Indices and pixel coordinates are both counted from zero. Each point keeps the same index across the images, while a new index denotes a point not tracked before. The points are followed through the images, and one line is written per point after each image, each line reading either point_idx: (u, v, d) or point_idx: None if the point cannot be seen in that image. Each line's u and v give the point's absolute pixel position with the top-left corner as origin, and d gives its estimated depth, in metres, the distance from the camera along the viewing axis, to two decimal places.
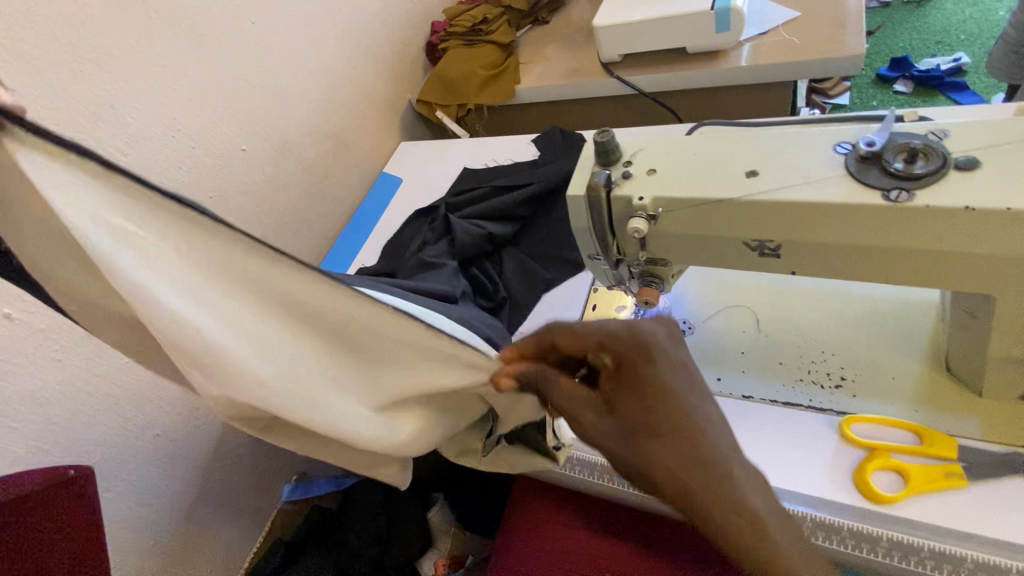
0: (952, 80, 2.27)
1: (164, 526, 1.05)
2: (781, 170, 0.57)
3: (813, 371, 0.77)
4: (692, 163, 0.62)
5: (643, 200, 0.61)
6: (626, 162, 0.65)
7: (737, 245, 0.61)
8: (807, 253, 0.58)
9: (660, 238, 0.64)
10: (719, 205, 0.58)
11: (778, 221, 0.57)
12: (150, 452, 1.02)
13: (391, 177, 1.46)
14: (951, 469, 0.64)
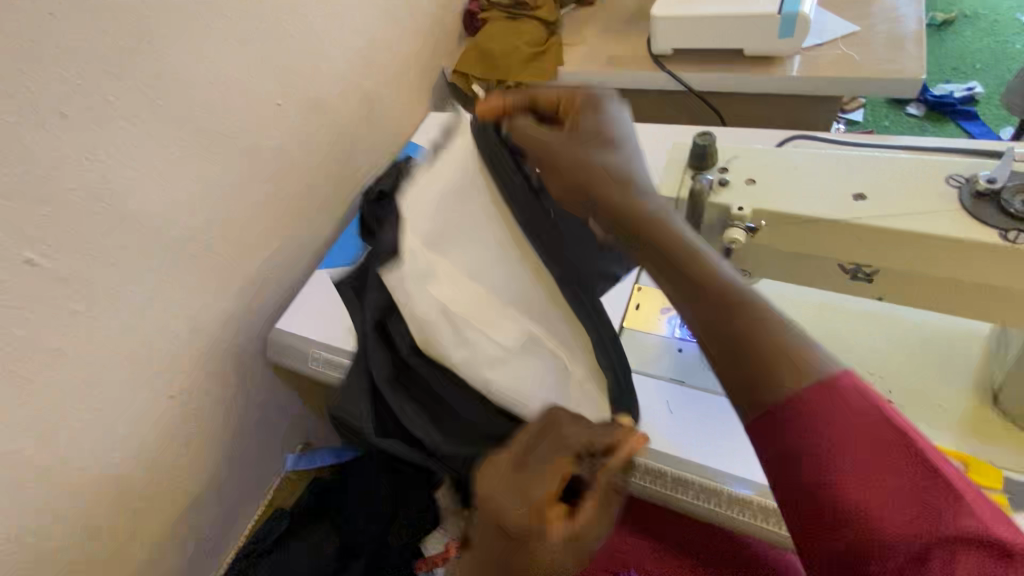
0: (964, 108, 2.21)
1: (161, 484, 1.03)
2: (888, 197, 0.56)
3: None
4: (794, 178, 0.61)
5: (743, 210, 0.60)
6: (723, 168, 0.63)
7: (831, 266, 0.60)
8: (902, 282, 0.58)
9: (751, 250, 0.63)
10: (824, 225, 0.57)
11: (880, 247, 0.57)
12: (160, 411, 1.00)
13: (420, 149, 1.41)
14: (998, 499, 0.66)
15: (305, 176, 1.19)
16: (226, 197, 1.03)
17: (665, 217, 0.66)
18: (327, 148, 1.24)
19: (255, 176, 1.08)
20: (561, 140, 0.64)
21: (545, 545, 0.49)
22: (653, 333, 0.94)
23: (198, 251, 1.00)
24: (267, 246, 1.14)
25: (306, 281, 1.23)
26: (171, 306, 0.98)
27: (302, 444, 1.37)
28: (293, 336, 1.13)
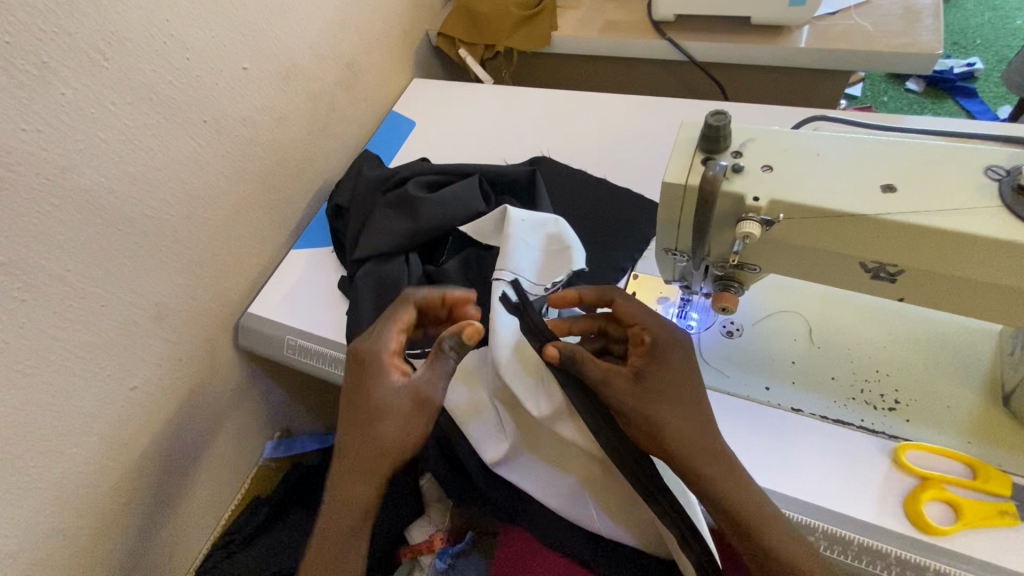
0: (963, 85, 2.14)
1: (131, 479, 0.98)
2: (920, 190, 0.51)
3: (867, 391, 0.75)
4: (815, 167, 0.55)
5: (759, 201, 0.54)
6: (736, 153, 0.57)
7: (852, 264, 0.55)
8: (928, 283, 0.54)
9: (764, 245, 0.58)
10: (847, 220, 0.52)
11: (906, 245, 0.51)
12: (125, 404, 0.94)
13: (403, 119, 1.32)
14: (1006, 508, 0.63)
15: (277, 151, 1.10)
16: (188, 173, 0.94)
17: (671, 206, 0.60)
18: (300, 118, 1.14)
19: (220, 150, 0.99)
20: (631, 376, 0.66)
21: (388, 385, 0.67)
22: None
23: (159, 232, 0.92)
24: (236, 225, 1.06)
25: (281, 262, 1.16)
26: (130, 292, 0.90)
27: (280, 430, 1.31)
28: (268, 323, 1.06)
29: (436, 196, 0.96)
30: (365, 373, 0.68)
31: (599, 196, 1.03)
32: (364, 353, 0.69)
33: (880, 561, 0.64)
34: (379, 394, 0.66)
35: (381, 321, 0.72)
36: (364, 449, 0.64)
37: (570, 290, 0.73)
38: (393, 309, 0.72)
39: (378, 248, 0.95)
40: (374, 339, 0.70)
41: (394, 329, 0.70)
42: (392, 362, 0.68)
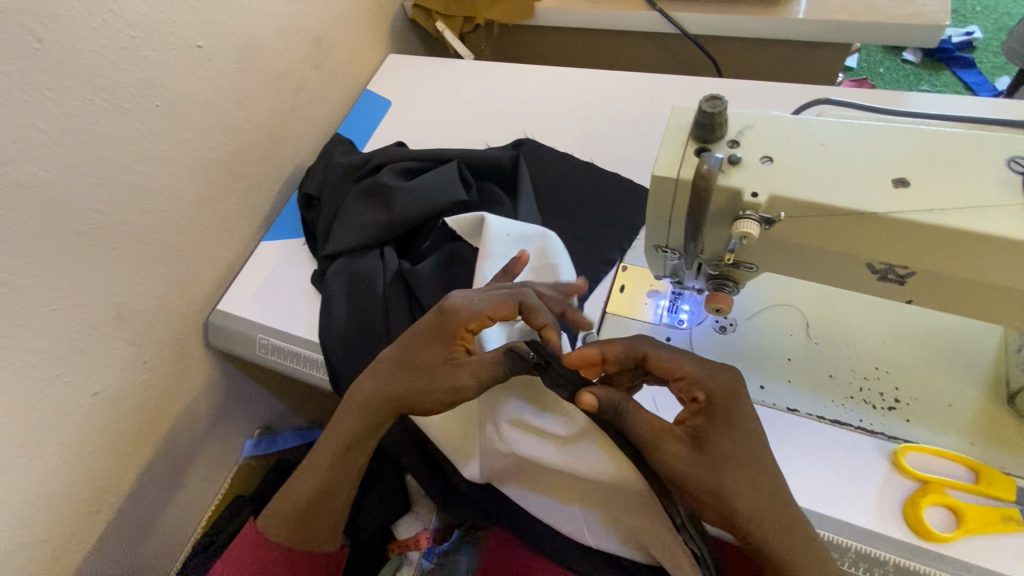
0: (961, 54, 2.08)
1: (101, 491, 0.91)
2: (935, 184, 0.46)
3: (865, 389, 0.72)
4: (820, 158, 0.49)
5: (758, 197, 0.49)
6: (732, 142, 0.52)
7: (857, 264, 0.51)
8: (939, 285, 0.49)
9: (762, 243, 0.53)
10: (855, 218, 0.47)
11: (918, 246, 0.47)
12: (88, 411, 0.85)
13: (378, 99, 1.23)
14: (1011, 513, 0.61)
15: (241, 135, 1.01)
16: (142, 161, 0.86)
17: (661, 201, 0.55)
18: (265, 99, 1.05)
19: (177, 136, 0.90)
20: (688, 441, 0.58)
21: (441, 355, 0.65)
22: (637, 318, 0.82)
23: (113, 225, 0.83)
24: (200, 217, 0.97)
25: (252, 254, 1.06)
26: (82, 295, 0.82)
27: (261, 426, 1.24)
28: (238, 321, 0.98)
29: (411, 186, 0.90)
30: (433, 337, 0.66)
31: (587, 182, 0.97)
32: (449, 314, 0.65)
33: (876, 568, 0.62)
34: (432, 365, 0.65)
35: (483, 294, 0.66)
36: (388, 397, 0.66)
37: (592, 346, 0.64)
38: (501, 298, 0.66)
39: (351, 241, 0.89)
40: (466, 307, 0.64)
41: (486, 309, 0.65)
42: (463, 336, 0.65)
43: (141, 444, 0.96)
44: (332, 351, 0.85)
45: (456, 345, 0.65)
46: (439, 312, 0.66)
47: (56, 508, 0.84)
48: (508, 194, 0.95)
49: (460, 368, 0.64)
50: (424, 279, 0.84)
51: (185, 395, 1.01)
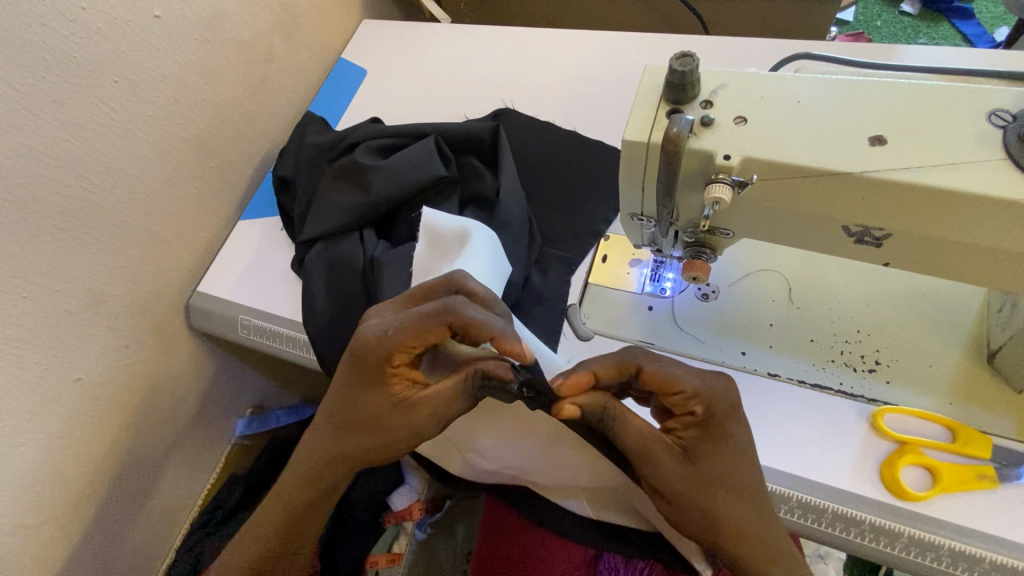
0: (960, 5, 2.00)
1: (92, 479, 0.90)
2: (913, 142, 0.45)
3: (847, 352, 0.71)
4: (796, 118, 0.47)
5: (730, 159, 0.47)
6: (706, 103, 0.50)
7: (833, 227, 0.49)
8: (915, 247, 0.48)
9: (736, 207, 0.51)
10: (830, 179, 0.46)
11: (893, 207, 0.45)
12: (70, 401, 0.83)
13: (354, 69, 1.18)
14: (986, 470, 0.62)
15: (211, 110, 0.95)
16: (107, 140, 0.80)
17: (633, 167, 0.53)
18: (235, 70, 0.98)
19: (142, 112, 0.84)
20: (680, 458, 0.53)
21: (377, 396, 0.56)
22: (620, 289, 0.80)
23: (81, 209, 0.79)
24: (173, 197, 0.92)
25: (230, 234, 1.03)
26: (55, 285, 0.78)
27: (251, 406, 1.24)
28: (220, 302, 0.96)
29: (387, 162, 0.87)
30: (361, 382, 0.56)
31: (571, 152, 0.94)
32: (364, 357, 0.54)
33: (852, 528, 0.62)
34: (376, 415, 0.56)
35: (400, 319, 0.53)
36: (338, 458, 0.59)
37: (581, 369, 0.54)
38: (425, 320, 0.51)
39: (329, 224, 0.87)
40: (382, 345, 0.53)
41: (408, 337, 0.52)
42: (395, 372, 0.55)
43: (129, 431, 0.95)
44: (316, 340, 0.83)
45: (394, 384, 0.56)
46: (353, 351, 0.55)
47: (46, 498, 0.83)
48: (488, 166, 0.92)
49: (411, 409, 0.56)
50: (404, 261, 0.81)
51: (170, 379, 1.00)
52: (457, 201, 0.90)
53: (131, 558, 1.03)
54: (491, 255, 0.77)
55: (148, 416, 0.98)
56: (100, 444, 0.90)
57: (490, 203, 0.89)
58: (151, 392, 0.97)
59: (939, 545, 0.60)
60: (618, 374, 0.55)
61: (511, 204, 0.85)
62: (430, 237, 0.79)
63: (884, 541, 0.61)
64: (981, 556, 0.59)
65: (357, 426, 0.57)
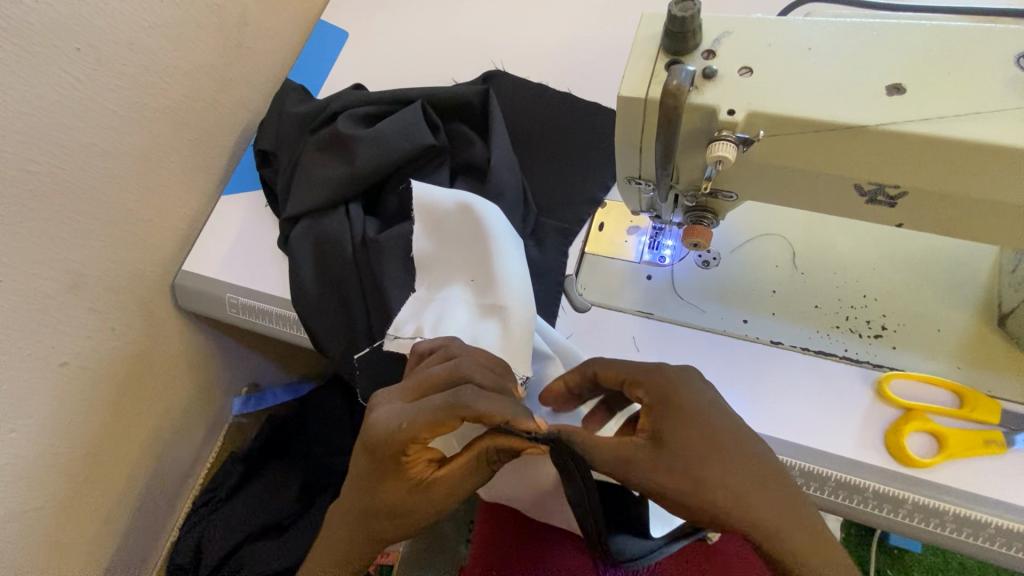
0: None
1: (88, 463, 0.89)
2: (933, 89, 0.41)
3: (852, 318, 0.69)
4: (808, 68, 0.43)
5: (734, 114, 0.44)
6: (707, 53, 0.46)
7: (844, 185, 0.46)
8: (933, 205, 0.45)
9: (741, 167, 0.48)
10: (843, 133, 0.42)
11: (911, 162, 0.42)
12: (60, 384, 0.81)
13: (334, 30, 1.11)
14: (994, 436, 0.60)
15: (185, 78, 0.89)
16: (74, 112, 0.75)
17: (630, 127, 0.49)
18: (209, 33, 0.92)
19: (110, 80, 0.79)
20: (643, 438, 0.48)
21: (397, 485, 0.50)
22: (618, 258, 0.78)
23: (54, 186, 0.75)
24: (150, 172, 0.88)
25: (212, 211, 0.99)
26: (31, 267, 0.74)
27: (246, 385, 1.22)
28: (206, 281, 0.93)
29: (373, 131, 0.82)
30: (375, 473, 0.49)
31: (564, 116, 0.89)
32: (377, 450, 0.47)
33: (855, 496, 0.61)
34: (395, 501, 0.50)
35: (410, 410, 0.46)
36: (364, 546, 0.53)
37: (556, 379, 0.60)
38: (434, 415, 0.44)
39: (313, 198, 0.82)
40: (394, 441, 0.46)
41: (421, 431, 0.45)
42: (409, 460, 0.48)
43: (121, 414, 0.93)
44: (308, 322, 0.80)
45: (409, 470, 0.49)
46: (366, 443, 0.48)
47: (42, 483, 0.82)
48: (479, 133, 0.88)
49: (432, 490, 0.50)
50: (394, 241, 0.77)
51: (160, 361, 0.98)
52: (448, 171, 0.86)
53: (134, 537, 1.03)
54: (492, 237, 0.73)
55: (141, 398, 0.96)
56: (94, 429, 0.88)
57: (481, 171, 0.85)
58: (143, 374, 0.95)
59: (943, 512, 0.59)
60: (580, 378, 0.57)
61: (503, 174, 0.81)
62: (427, 216, 0.75)
63: (888, 507, 0.60)
64: (986, 522, 0.58)
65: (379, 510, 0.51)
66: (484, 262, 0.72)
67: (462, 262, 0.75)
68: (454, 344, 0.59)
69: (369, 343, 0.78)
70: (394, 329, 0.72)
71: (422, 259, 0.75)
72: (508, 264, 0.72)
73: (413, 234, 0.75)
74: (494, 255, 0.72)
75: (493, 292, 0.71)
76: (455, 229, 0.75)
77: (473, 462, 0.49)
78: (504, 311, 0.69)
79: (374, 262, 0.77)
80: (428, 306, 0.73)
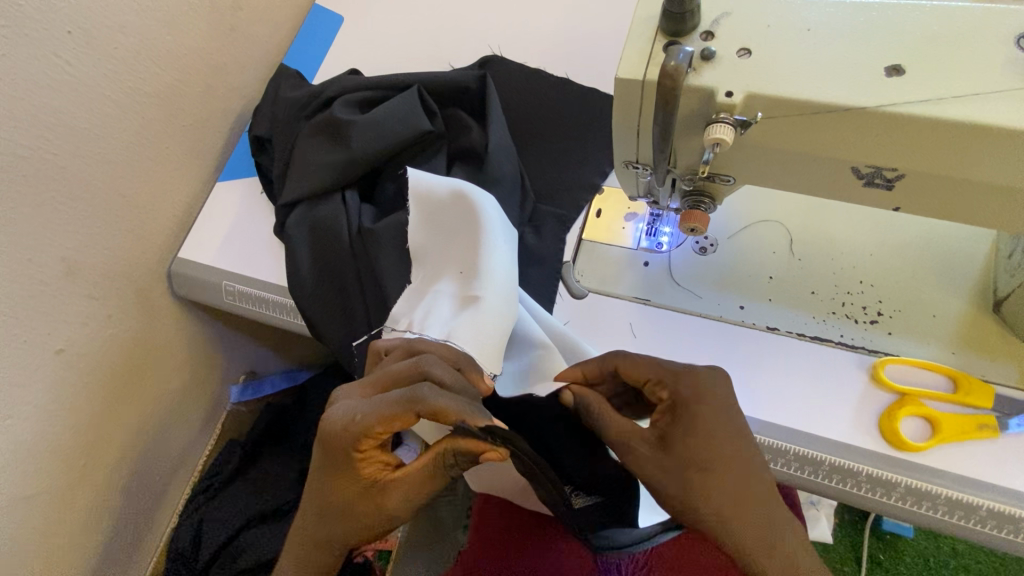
0: None
1: (85, 448, 0.89)
2: (934, 70, 0.41)
3: (848, 303, 0.69)
4: (807, 49, 0.43)
5: (732, 97, 0.43)
6: (706, 34, 0.45)
7: (842, 169, 0.46)
8: (930, 188, 0.45)
9: (738, 151, 0.48)
10: (841, 115, 0.42)
11: (908, 145, 0.42)
12: (56, 371, 0.81)
13: (329, 14, 1.10)
14: (987, 420, 0.61)
15: (178, 62, 0.88)
16: (66, 96, 0.74)
17: (627, 110, 0.48)
18: (202, 16, 0.90)
19: (101, 63, 0.77)
20: (653, 445, 0.50)
21: (352, 483, 0.51)
22: (615, 245, 0.78)
23: (47, 172, 0.74)
24: (144, 158, 0.87)
25: (208, 198, 0.98)
26: (25, 254, 0.74)
27: (245, 373, 1.22)
28: (202, 268, 0.93)
29: (368, 116, 0.81)
30: (330, 469, 0.51)
31: (563, 102, 0.89)
32: (332, 445, 0.48)
33: (848, 480, 0.62)
34: (348, 499, 0.52)
35: (367, 404, 0.47)
36: (308, 543, 0.54)
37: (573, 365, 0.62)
38: (386, 411, 0.45)
39: (308, 184, 0.82)
40: (349, 436, 0.47)
41: (373, 425, 0.46)
42: (363, 458, 0.49)
43: (118, 401, 0.93)
44: (306, 311, 0.79)
45: (363, 469, 0.50)
46: (320, 437, 0.49)
47: (40, 469, 0.82)
48: (477, 119, 0.87)
49: (384, 493, 0.51)
50: (391, 229, 0.76)
51: (157, 348, 0.97)
52: (445, 157, 0.85)
53: (135, 522, 1.04)
54: (484, 224, 0.72)
55: (139, 386, 0.96)
56: (92, 417, 0.88)
57: (478, 157, 0.84)
58: (140, 362, 0.95)
59: (935, 494, 0.59)
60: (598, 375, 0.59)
61: (501, 161, 0.80)
62: (419, 203, 0.75)
63: (880, 491, 0.61)
64: (978, 505, 0.59)
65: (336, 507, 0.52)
66: (472, 252, 0.71)
67: (452, 254, 0.73)
68: (415, 341, 0.61)
69: (367, 331, 0.77)
70: (389, 323, 0.72)
71: (416, 249, 0.75)
72: (497, 253, 0.71)
73: (408, 224, 0.75)
74: (485, 244, 0.71)
75: (478, 282, 0.69)
76: (449, 218, 0.74)
77: (428, 465, 0.50)
78: (490, 302, 0.68)
79: (371, 251, 0.77)
80: (420, 300, 0.72)
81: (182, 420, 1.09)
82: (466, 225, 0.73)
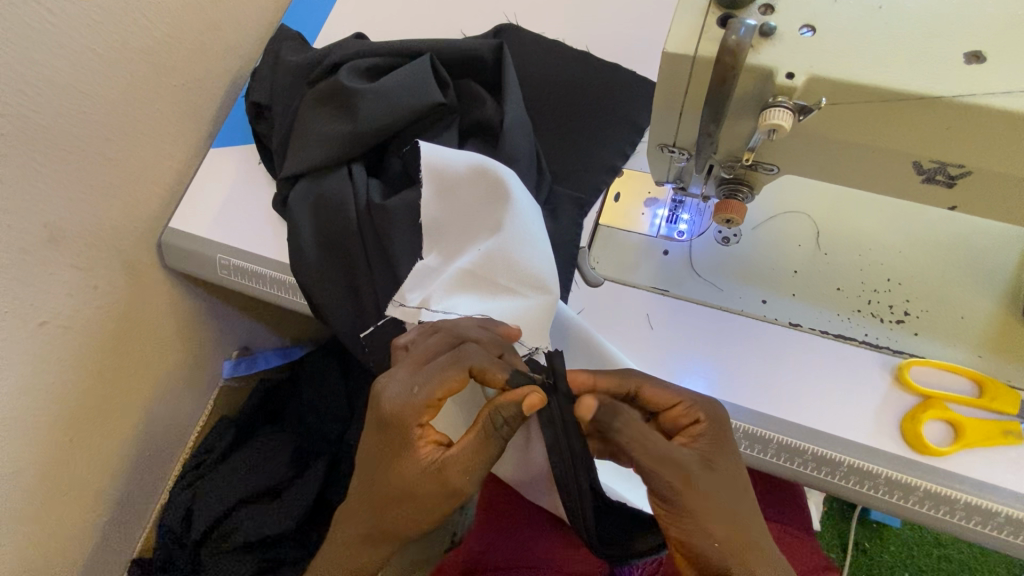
0: None
1: (72, 423, 0.85)
2: (1017, 60, 0.37)
3: (874, 302, 0.67)
4: (877, 31, 0.39)
5: (794, 79, 0.40)
6: (765, 8, 0.41)
7: (902, 162, 0.43)
8: (994, 186, 0.42)
9: (790, 138, 0.44)
10: (912, 104, 0.38)
11: (979, 139, 0.39)
12: (41, 342, 0.77)
13: None
14: (1011, 427, 0.60)
15: (170, 15, 0.81)
16: (50, 48, 0.68)
17: (672, 87, 0.45)
18: None
19: (88, 13, 0.71)
20: (690, 468, 0.47)
21: (409, 469, 0.49)
22: (633, 231, 0.74)
23: (29, 132, 0.68)
24: (134, 120, 0.81)
25: (201, 164, 0.93)
26: (6, 219, 0.68)
27: (238, 348, 1.18)
28: (195, 240, 0.88)
29: (378, 86, 0.76)
30: (385, 454, 0.50)
31: (583, 78, 0.84)
32: (391, 425, 0.50)
33: (867, 482, 0.60)
34: (405, 486, 0.49)
35: (421, 376, 0.51)
36: (372, 540, 0.52)
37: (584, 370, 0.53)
38: (440, 372, 0.50)
39: (311, 156, 0.77)
40: (411, 411, 0.49)
41: (431, 393, 0.50)
42: (420, 435, 0.50)
43: (106, 375, 0.89)
44: (309, 292, 0.75)
45: (417, 450, 0.50)
46: (374, 422, 0.51)
47: (24, 442, 0.78)
48: (491, 92, 0.83)
49: (442, 470, 0.48)
50: (401, 208, 0.72)
51: (147, 321, 0.93)
52: (456, 132, 0.81)
53: (125, 499, 1.01)
54: (507, 196, 0.68)
55: (128, 360, 0.92)
56: (79, 389, 0.85)
57: (493, 133, 0.80)
58: (129, 335, 0.91)
59: (954, 499, 0.58)
60: (618, 389, 0.52)
61: (518, 137, 0.76)
62: (435, 177, 0.70)
63: (898, 494, 0.60)
64: (996, 511, 0.58)
65: (394, 500, 0.50)
66: (496, 228, 0.69)
67: (474, 232, 0.70)
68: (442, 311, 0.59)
69: (375, 319, 0.74)
70: (398, 298, 0.69)
71: (433, 225, 0.71)
72: (520, 234, 0.68)
73: (420, 200, 0.71)
74: (507, 223, 0.68)
75: (501, 264, 0.67)
76: (468, 197, 0.71)
77: (478, 432, 0.48)
78: (515, 288, 0.67)
79: (380, 230, 0.72)
80: (440, 275, 0.69)
81: (174, 394, 1.05)
82: (490, 203, 0.70)
